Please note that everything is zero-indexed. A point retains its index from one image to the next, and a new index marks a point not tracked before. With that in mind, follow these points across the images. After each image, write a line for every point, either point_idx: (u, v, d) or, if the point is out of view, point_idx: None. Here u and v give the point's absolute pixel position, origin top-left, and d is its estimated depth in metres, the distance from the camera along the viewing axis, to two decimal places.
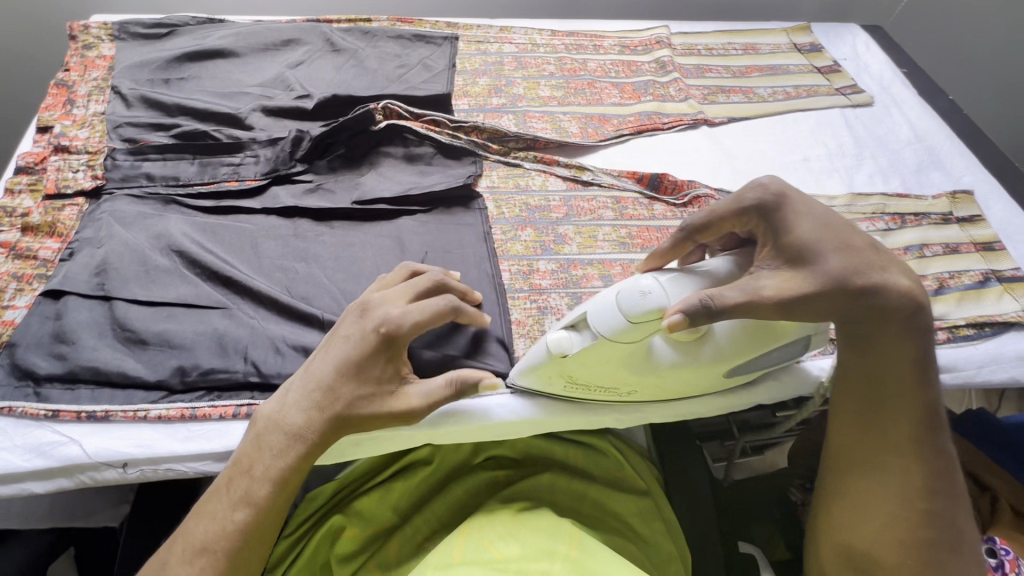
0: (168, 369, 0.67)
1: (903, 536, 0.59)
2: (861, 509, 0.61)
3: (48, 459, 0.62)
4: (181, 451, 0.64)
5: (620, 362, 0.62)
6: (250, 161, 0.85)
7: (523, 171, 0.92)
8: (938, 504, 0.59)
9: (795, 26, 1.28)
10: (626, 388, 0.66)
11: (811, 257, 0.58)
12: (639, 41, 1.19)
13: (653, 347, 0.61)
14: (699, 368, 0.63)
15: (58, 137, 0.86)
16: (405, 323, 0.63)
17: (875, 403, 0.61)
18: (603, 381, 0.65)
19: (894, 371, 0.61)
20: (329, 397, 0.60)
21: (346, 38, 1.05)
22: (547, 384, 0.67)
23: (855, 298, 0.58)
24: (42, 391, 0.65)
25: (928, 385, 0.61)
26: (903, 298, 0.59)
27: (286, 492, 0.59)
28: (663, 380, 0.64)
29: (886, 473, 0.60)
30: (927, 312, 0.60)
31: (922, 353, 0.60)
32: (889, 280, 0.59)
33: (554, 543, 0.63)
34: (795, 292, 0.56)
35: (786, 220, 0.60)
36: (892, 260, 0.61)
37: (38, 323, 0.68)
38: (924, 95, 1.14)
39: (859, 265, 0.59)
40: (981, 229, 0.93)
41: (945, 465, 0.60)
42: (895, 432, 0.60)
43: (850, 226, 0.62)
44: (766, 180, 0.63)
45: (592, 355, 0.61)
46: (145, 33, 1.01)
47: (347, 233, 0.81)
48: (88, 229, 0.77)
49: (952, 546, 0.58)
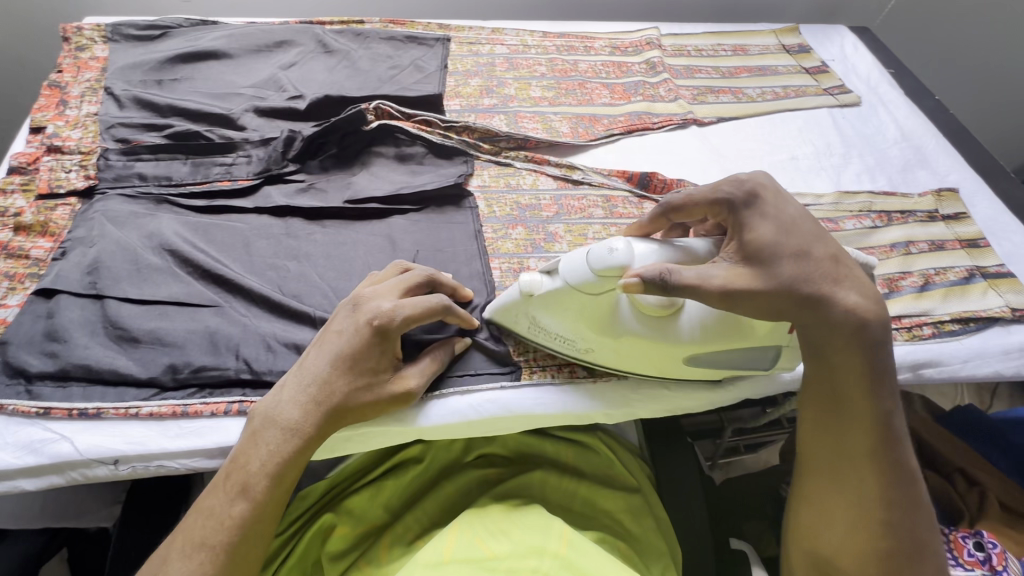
0: (160, 367, 0.67)
1: (863, 547, 0.59)
2: (823, 519, 0.62)
3: (39, 456, 0.63)
4: (173, 448, 0.64)
5: (583, 316, 0.65)
6: (242, 161, 0.86)
7: (514, 170, 0.93)
8: (897, 516, 0.59)
9: (784, 28, 1.29)
10: (584, 347, 0.69)
11: (763, 259, 0.58)
12: (630, 42, 1.21)
13: (619, 307, 0.64)
14: (663, 346, 0.65)
15: (51, 138, 0.86)
16: (397, 317, 0.64)
17: (829, 414, 0.62)
18: (562, 333, 0.68)
19: (847, 384, 0.60)
20: (324, 391, 0.61)
21: (339, 40, 1.06)
22: (514, 324, 0.72)
23: (796, 308, 0.59)
24: (33, 389, 0.65)
25: (883, 397, 0.60)
26: (853, 313, 0.59)
27: (283, 488, 0.60)
28: (619, 346, 0.66)
29: (845, 483, 0.61)
30: (876, 327, 0.59)
31: (875, 365, 0.60)
32: (839, 293, 0.59)
33: (544, 541, 0.63)
34: (738, 288, 0.57)
35: (749, 218, 0.61)
36: (851, 273, 0.61)
37: (31, 322, 0.69)
38: (911, 95, 1.16)
39: (810, 274, 0.59)
40: (967, 226, 0.94)
41: (906, 476, 0.60)
42: (851, 443, 0.60)
43: (816, 234, 0.61)
44: (746, 176, 0.64)
45: (555, 302, 0.65)
46: (138, 34, 1.02)
47: (339, 232, 0.82)
48: (80, 228, 0.77)
49: (914, 558, 0.58)
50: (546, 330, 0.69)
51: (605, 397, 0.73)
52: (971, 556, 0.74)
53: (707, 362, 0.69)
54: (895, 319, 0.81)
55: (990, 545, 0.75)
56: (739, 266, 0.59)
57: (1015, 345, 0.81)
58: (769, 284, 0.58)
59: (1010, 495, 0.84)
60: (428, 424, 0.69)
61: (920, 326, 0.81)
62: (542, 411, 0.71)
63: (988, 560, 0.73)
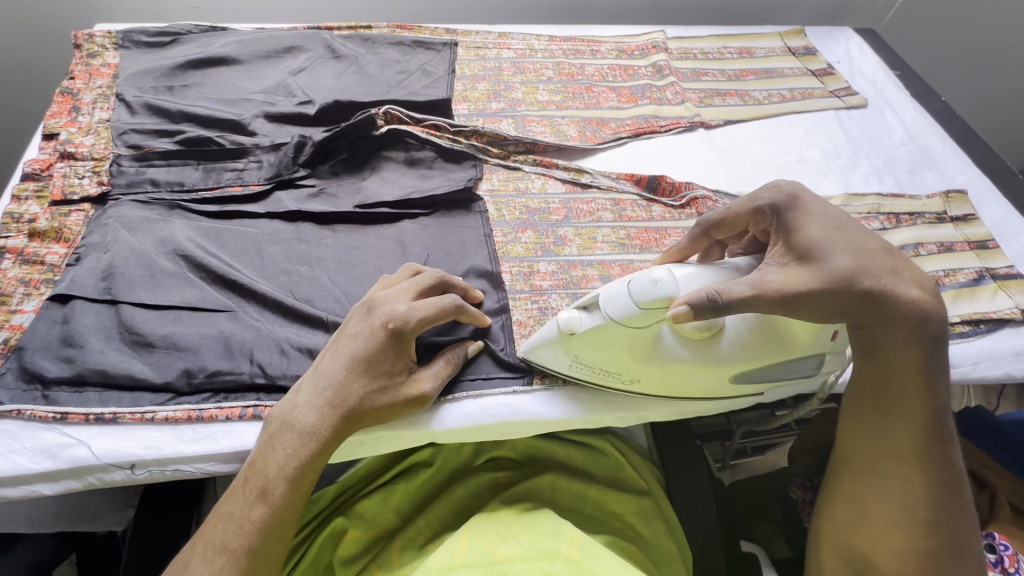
0: (175, 372, 0.68)
1: (904, 543, 0.59)
2: (862, 514, 0.62)
3: (56, 461, 0.63)
4: (189, 453, 0.65)
5: (627, 348, 0.65)
6: (254, 166, 0.86)
7: (522, 174, 0.94)
8: (939, 514, 0.59)
9: (789, 30, 1.29)
10: (629, 376, 0.68)
11: (820, 257, 0.58)
12: (636, 45, 1.21)
13: (661, 336, 0.65)
14: (708, 366, 0.65)
15: (64, 144, 0.86)
16: (411, 319, 0.64)
17: (878, 410, 0.62)
18: (607, 365, 0.68)
19: (901, 381, 0.60)
20: (340, 395, 0.62)
21: (347, 45, 1.07)
22: (554, 362, 0.70)
23: (862, 302, 0.58)
24: (50, 394, 0.66)
25: (937, 396, 0.60)
26: (911, 306, 0.59)
27: (302, 490, 0.60)
28: (667, 374, 0.67)
29: (890, 480, 0.61)
30: (937, 320, 0.60)
31: (931, 362, 0.60)
32: (898, 285, 0.59)
33: (556, 544, 0.64)
34: (800, 285, 0.57)
35: (796, 220, 0.61)
36: (908, 265, 0.61)
37: (47, 327, 0.69)
38: (917, 97, 1.16)
39: (870, 267, 0.58)
40: (975, 228, 0.94)
41: (950, 476, 0.60)
42: (902, 441, 0.60)
43: (864, 230, 0.62)
44: (785, 183, 0.64)
45: (596, 335, 0.65)
46: (149, 41, 1.02)
47: (350, 237, 0.82)
48: (95, 234, 0.78)
49: (954, 556, 0.59)
50: (589, 366, 0.68)
51: (617, 399, 0.73)
52: None
53: (752, 377, 0.68)
54: None
55: None
56: (795, 265, 0.59)
57: None
58: (828, 278, 0.57)
59: (1020, 496, 0.84)
60: (441, 430, 0.69)
61: None
62: (555, 415, 0.71)
63: None
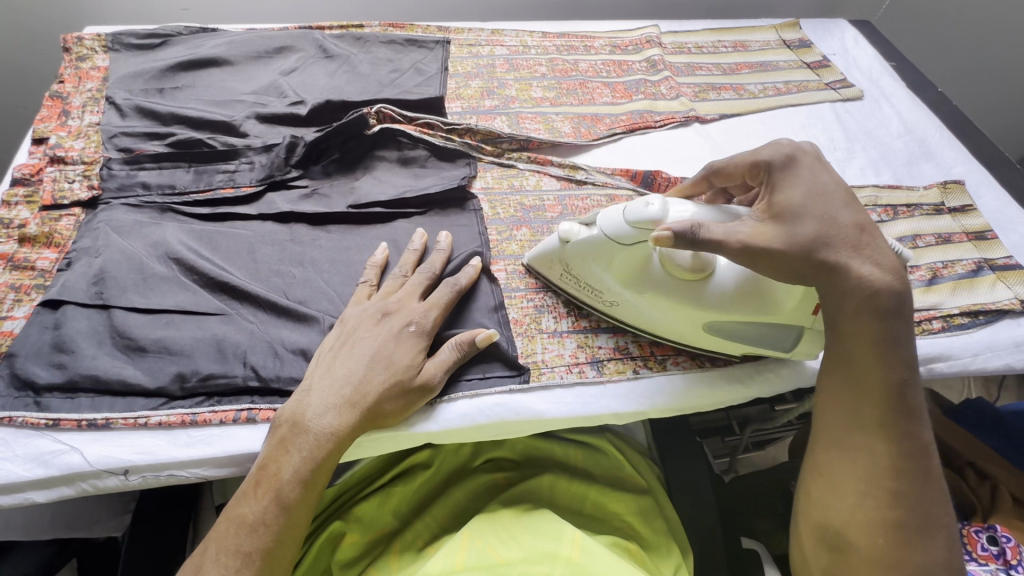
0: (168, 376, 0.67)
1: (873, 515, 0.56)
2: (832, 489, 0.59)
3: (49, 468, 0.63)
4: (182, 457, 0.64)
5: (615, 266, 0.70)
6: (246, 167, 0.86)
7: (517, 171, 0.93)
8: (907, 486, 0.56)
9: (784, 23, 1.29)
10: (608, 298, 0.74)
11: (789, 220, 0.59)
12: (630, 40, 1.20)
13: (651, 261, 0.68)
14: (686, 305, 0.68)
15: (54, 148, 0.86)
16: (428, 321, 0.69)
17: (838, 380, 0.61)
18: (590, 280, 0.73)
19: (859, 351, 0.59)
20: (359, 394, 0.63)
21: (338, 45, 1.06)
22: (547, 271, 0.78)
23: (814, 271, 0.59)
24: (42, 401, 0.65)
25: (896, 366, 0.58)
26: (870, 286, 0.57)
27: (317, 491, 0.62)
28: (643, 302, 0.71)
29: (855, 452, 0.58)
30: (895, 293, 0.58)
31: (889, 332, 0.58)
32: (854, 262, 0.58)
33: (556, 546, 0.64)
34: (763, 243, 0.59)
35: (782, 181, 0.62)
36: (875, 245, 0.60)
37: (38, 333, 0.69)
38: (913, 88, 1.15)
39: (830, 239, 0.58)
40: (973, 219, 0.93)
41: (917, 449, 0.57)
42: (864, 410, 0.58)
43: (848, 203, 0.61)
44: (790, 142, 0.64)
45: (589, 249, 0.70)
46: (138, 43, 1.02)
47: (343, 237, 0.82)
48: (85, 238, 0.77)
49: (923, 530, 0.56)
50: (577, 276, 0.74)
51: (619, 397, 0.72)
52: (985, 550, 0.74)
53: (723, 329, 0.70)
54: None
55: (1004, 539, 0.74)
56: (765, 224, 0.60)
57: None
58: (789, 241, 0.58)
59: (1022, 488, 0.84)
60: (440, 429, 0.68)
61: (929, 320, 0.81)
62: (554, 414, 0.71)
63: (1003, 555, 0.73)
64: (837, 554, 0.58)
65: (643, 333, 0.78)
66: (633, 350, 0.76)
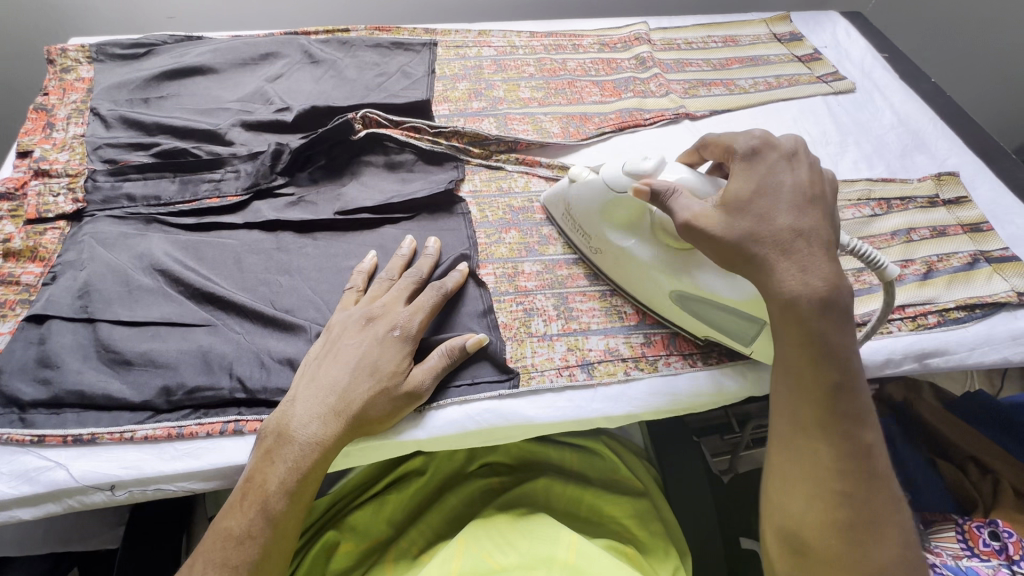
0: (153, 390, 0.67)
1: (823, 517, 0.55)
2: (783, 492, 0.58)
3: (35, 485, 0.62)
4: (169, 471, 0.64)
5: (614, 214, 0.73)
6: (231, 176, 0.85)
7: (505, 173, 0.92)
8: (853, 486, 0.55)
9: (774, 17, 1.28)
10: (595, 247, 0.78)
11: (730, 208, 0.61)
12: (618, 38, 1.20)
13: (647, 217, 0.71)
14: (659, 269, 0.71)
15: (39, 161, 0.85)
16: (415, 325, 0.68)
17: (780, 383, 0.59)
18: (586, 224, 0.77)
19: (793, 352, 0.57)
20: (344, 402, 0.63)
21: (324, 49, 1.05)
22: (556, 210, 0.83)
23: (743, 262, 0.60)
24: (27, 417, 0.65)
25: (832, 365, 0.56)
26: (803, 288, 0.56)
27: (302, 503, 0.61)
28: (623, 254, 0.74)
29: (799, 454, 0.57)
30: (829, 292, 0.57)
31: (823, 330, 0.56)
32: (779, 264, 0.58)
33: (553, 550, 0.64)
34: (700, 225, 0.61)
35: (738, 169, 0.64)
36: (811, 253, 0.58)
37: (22, 349, 0.68)
38: (906, 78, 1.14)
39: (761, 235, 0.59)
40: (968, 211, 0.92)
41: (861, 447, 0.56)
42: (804, 412, 0.57)
43: (797, 206, 0.60)
44: (763, 134, 0.65)
45: (592, 197, 0.75)
46: (123, 53, 1.01)
47: (331, 244, 0.81)
48: (70, 251, 0.77)
49: (875, 530, 0.54)
50: (577, 222, 0.79)
51: (609, 401, 0.71)
52: (987, 546, 0.73)
53: (693, 308, 0.72)
54: (898, 309, 0.80)
55: (1006, 534, 0.72)
56: (714, 210, 0.62)
57: (1023, 330, 0.79)
58: (721, 230, 0.60)
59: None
60: (430, 437, 0.68)
61: (924, 315, 0.80)
62: (546, 418, 0.70)
63: (1004, 550, 0.71)
64: (799, 560, 0.56)
65: (634, 334, 0.77)
66: (624, 351, 0.75)
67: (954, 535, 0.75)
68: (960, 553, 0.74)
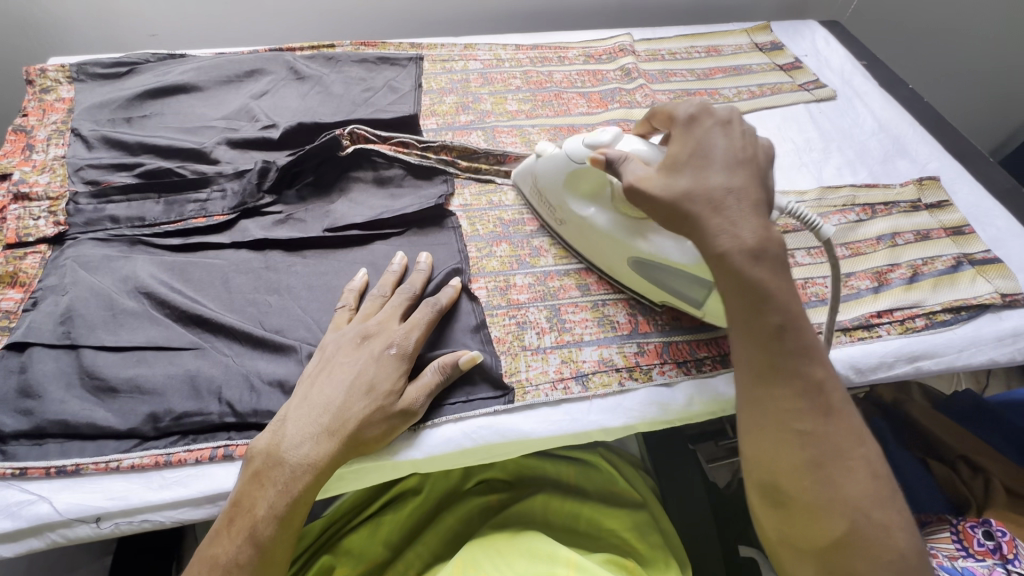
0: (140, 417, 0.65)
1: (792, 459, 0.55)
2: (754, 444, 0.58)
3: (16, 520, 0.60)
4: (157, 500, 0.62)
5: (577, 184, 0.78)
6: (217, 195, 0.84)
7: (495, 186, 0.92)
8: (814, 424, 0.56)
9: (755, 27, 1.30)
10: (560, 216, 0.82)
11: (672, 170, 0.63)
12: (603, 50, 1.21)
13: (608, 187, 0.76)
14: (616, 236, 0.75)
15: (18, 184, 0.83)
16: (411, 343, 0.68)
17: (733, 335, 0.61)
18: (551, 196, 0.82)
19: (738, 300, 0.59)
20: (339, 422, 0.62)
21: (310, 65, 1.05)
22: (524, 183, 0.87)
23: (679, 222, 0.61)
24: (8, 449, 0.63)
25: (773, 308, 0.58)
26: (733, 242, 0.58)
27: (292, 529, 0.59)
28: (584, 224, 0.79)
29: (761, 402, 0.58)
30: (764, 236, 0.59)
31: (760, 274, 0.58)
32: (712, 219, 0.59)
33: (552, 567, 0.63)
34: (643, 187, 0.63)
35: (679, 136, 0.66)
36: (742, 205, 0.60)
37: (2, 378, 0.66)
38: (885, 86, 1.16)
39: (697, 193, 0.60)
40: (950, 214, 0.94)
41: (812, 384, 0.57)
42: (755, 359, 0.58)
43: (728, 166, 0.62)
44: (705, 104, 0.68)
45: (555, 165, 0.79)
46: (104, 72, 1.00)
47: (320, 263, 0.80)
48: (52, 276, 0.75)
49: (840, 463, 0.55)
50: (542, 195, 0.84)
51: (605, 413, 0.71)
52: (982, 545, 0.73)
53: (648, 273, 0.75)
54: (886, 313, 0.82)
55: (1000, 533, 0.73)
56: (657, 172, 0.64)
57: (1008, 331, 0.81)
58: (663, 190, 0.62)
59: (1015, 479, 0.84)
60: (424, 458, 0.67)
61: (912, 319, 0.81)
62: (542, 434, 0.69)
63: (999, 549, 0.72)
64: (782, 509, 0.56)
65: (627, 344, 0.76)
66: (617, 361, 0.75)
67: (949, 536, 0.76)
68: (956, 553, 0.73)
